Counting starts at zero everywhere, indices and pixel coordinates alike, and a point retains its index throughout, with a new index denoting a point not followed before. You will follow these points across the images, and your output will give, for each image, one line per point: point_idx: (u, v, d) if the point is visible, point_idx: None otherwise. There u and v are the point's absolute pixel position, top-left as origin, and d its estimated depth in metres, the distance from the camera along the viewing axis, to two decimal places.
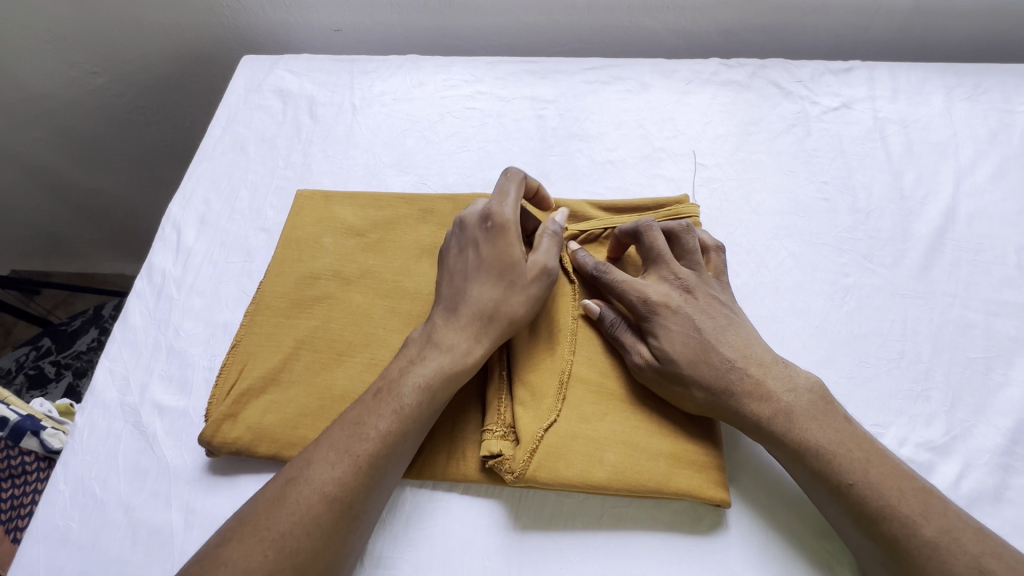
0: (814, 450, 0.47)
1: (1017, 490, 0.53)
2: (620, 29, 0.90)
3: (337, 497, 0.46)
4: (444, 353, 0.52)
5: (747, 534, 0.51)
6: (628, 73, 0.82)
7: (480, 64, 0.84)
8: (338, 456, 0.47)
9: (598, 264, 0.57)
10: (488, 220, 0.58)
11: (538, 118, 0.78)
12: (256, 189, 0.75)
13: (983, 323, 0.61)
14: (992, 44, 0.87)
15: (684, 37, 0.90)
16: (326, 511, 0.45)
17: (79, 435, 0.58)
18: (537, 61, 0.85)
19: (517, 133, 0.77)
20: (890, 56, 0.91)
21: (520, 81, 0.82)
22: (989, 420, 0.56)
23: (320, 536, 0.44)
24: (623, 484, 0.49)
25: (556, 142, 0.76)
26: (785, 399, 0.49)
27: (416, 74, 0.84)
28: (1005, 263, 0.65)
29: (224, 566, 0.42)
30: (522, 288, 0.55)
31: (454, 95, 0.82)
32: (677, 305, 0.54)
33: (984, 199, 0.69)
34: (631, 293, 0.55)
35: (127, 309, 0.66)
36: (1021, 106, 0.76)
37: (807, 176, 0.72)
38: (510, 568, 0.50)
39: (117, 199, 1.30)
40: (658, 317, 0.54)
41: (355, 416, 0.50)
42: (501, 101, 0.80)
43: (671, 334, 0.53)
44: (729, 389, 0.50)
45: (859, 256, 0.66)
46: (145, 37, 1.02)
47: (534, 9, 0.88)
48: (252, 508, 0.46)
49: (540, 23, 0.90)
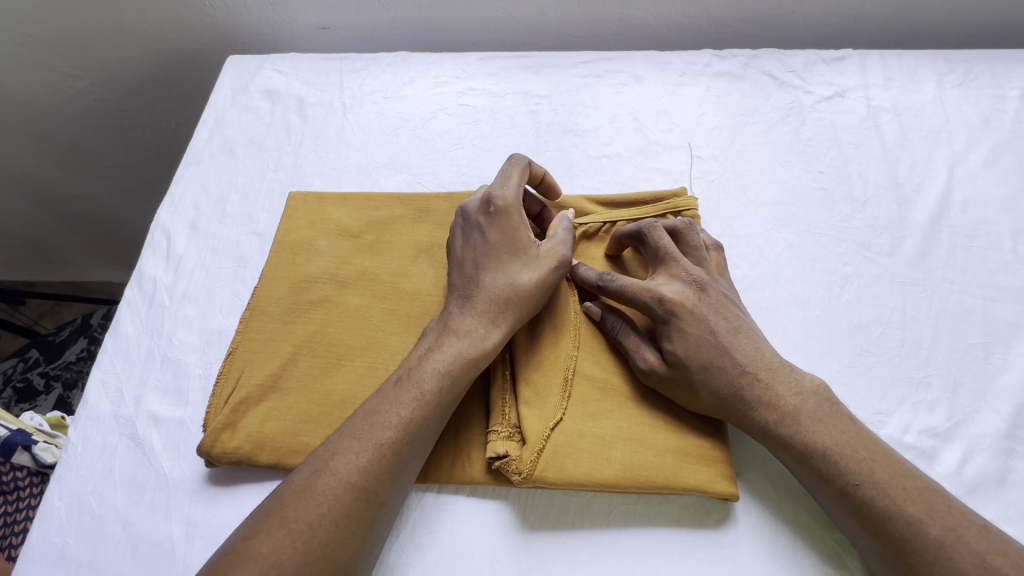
0: (821, 452, 0.47)
1: (1019, 474, 0.53)
2: (611, 22, 0.89)
3: (363, 486, 0.45)
4: (462, 339, 0.52)
5: (755, 527, 0.51)
6: (621, 66, 0.82)
7: (471, 60, 0.83)
8: (361, 445, 0.47)
9: (602, 275, 0.56)
10: (490, 205, 0.57)
11: (532, 113, 0.78)
12: (247, 193, 0.73)
13: (981, 309, 0.62)
14: (980, 30, 0.88)
15: (676, 29, 0.90)
16: (353, 500, 0.45)
17: (73, 449, 0.57)
18: (529, 56, 0.84)
19: (512, 129, 0.76)
20: (880, 44, 0.91)
21: (512, 77, 0.81)
22: (990, 405, 0.56)
23: (347, 525, 0.44)
24: (631, 481, 0.49)
25: (551, 137, 0.75)
26: (793, 403, 0.49)
27: (406, 71, 0.83)
28: (1001, 248, 0.65)
29: (251, 560, 0.41)
30: (533, 269, 0.55)
31: (446, 92, 0.81)
32: (693, 305, 0.53)
33: (978, 185, 0.69)
34: (645, 294, 0.53)
35: (118, 318, 0.64)
36: (1011, 91, 0.76)
37: (803, 166, 0.72)
38: (519, 569, 0.49)
39: (102, 205, 1.27)
40: (674, 318, 0.52)
41: (376, 404, 0.49)
42: (494, 97, 0.79)
43: (686, 337, 0.52)
44: (740, 394, 0.50)
45: (856, 245, 0.66)
46: (126, 39, 1.00)
47: (524, 4, 0.87)
48: (273, 500, 0.45)
49: (531, 17, 0.89)
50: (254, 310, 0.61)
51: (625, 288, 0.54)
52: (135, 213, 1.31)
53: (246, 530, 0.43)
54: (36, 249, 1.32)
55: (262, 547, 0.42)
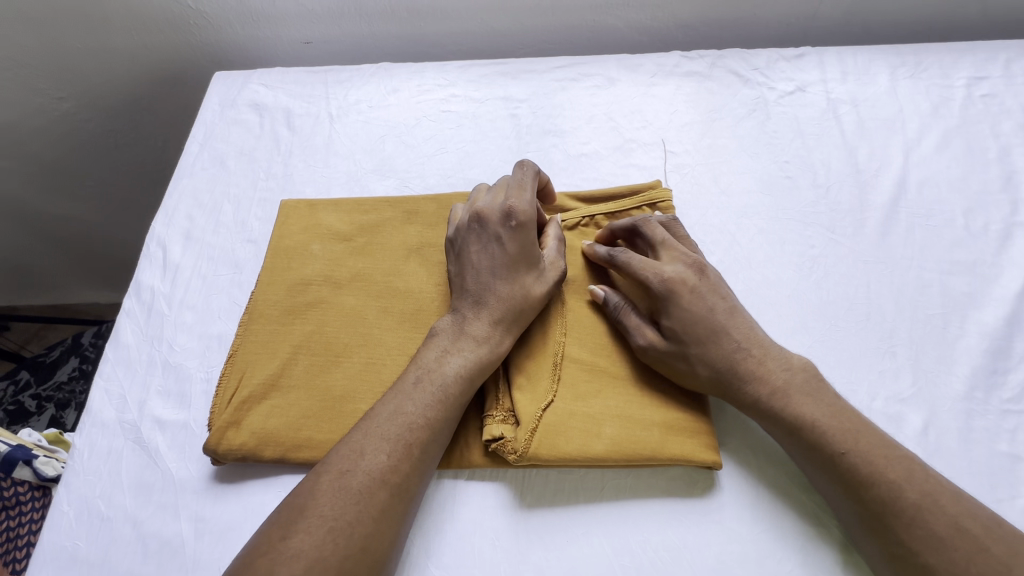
0: (809, 423, 0.51)
1: (979, 432, 0.57)
2: (584, 29, 0.94)
3: (393, 482, 0.48)
4: (478, 343, 0.55)
5: (740, 493, 0.54)
6: (595, 69, 0.86)
7: (452, 68, 0.87)
8: (386, 442, 0.49)
9: (610, 250, 0.60)
10: (511, 218, 0.58)
11: (512, 117, 0.81)
12: (240, 203, 0.75)
13: (939, 282, 0.66)
14: (928, 25, 0.93)
15: (646, 33, 0.94)
16: (385, 496, 0.47)
17: (79, 455, 0.58)
18: (508, 62, 0.87)
19: (494, 132, 0.80)
20: (838, 41, 0.96)
21: (492, 83, 0.85)
22: (950, 370, 0.60)
23: (383, 519, 0.46)
24: (621, 454, 0.52)
25: (532, 138, 0.79)
26: (782, 377, 0.53)
27: (390, 81, 0.86)
28: (955, 226, 0.70)
29: (292, 554, 0.43)
30: (544, 280, 0.58)
31: (430, 99, 0.84)
32: (693, 284, 0.56)
33: (932, 168, 0.74)
34: (647, 272, 0.57)
35: (117, 328, 0.66)
36: (957, 80, 0.81)
37: (770, 157, 0.76)
38: (519, 545, 0.52)
39: (89, 225, 1.28)
40: (674, 295, 0.56)
41: (397, 403, 0.51)
42: (476, 102, 0.83)
43: (684, 313, 0.55)
44: (735, 369, 0.54)
45: (822, 228, 0.70)
46: (111, 60, 1.02)
47: (501, 14, 0.91)
48: (303, 498, 0.47)
49: (507, 26, 0.93)
50: (254, 314, 0.63)
51: (630, 262, 0.58)
52: (123, 232, 1.32)
53: (280, 530, 0.45)
54: (23, 271, 1.32)
55: (302, 544, 0.43)
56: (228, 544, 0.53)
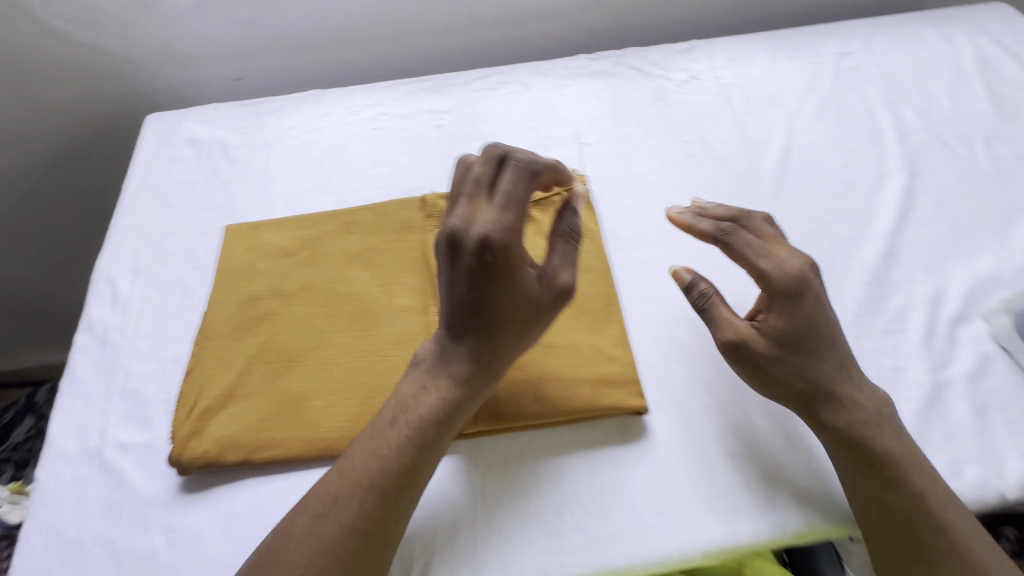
0: (886, 457, 0.53)
1: (868, 352, 0.65)
2: (498, 42, 1.01)
3: (365, 527, 0.50)
4: (449, 385, 0.56)
5: (666, 433, 0.60)
6: (511, 77, 0.93)
7: (379, 89, 0.93)
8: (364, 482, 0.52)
9: (721, 229, 0.61)
10: (489, 248, 0.53)
11: (438, 127, 0.87)
12: (184, 233, 0.78)
13: (824, 229, 0.75)
14: (800, 14, 1.06)
15: (554, 42, 1.03)
16: (358, 541, 0.50)
17: (44, 488, 0.60)
18: (430, 79, 0.94)
19: (422, 143, 0.86)
20: (728, 32, 1.07)
21: (417, 99, 0.91)
22: (843, 301, 0.69)
23: (354, 563, 0.49)
24: (559, 411, 0.59)
25: (456, 145, 0.85)
26: (869, 404, 0.56)
27: (321, 106, 0.91)
28: (834, 180, 0.79)
29: None
30: (534, 314, 0.56)
31: (359, 119, 0.89)
32: (811, 282, 0.57)
33: (812, 134, 0.84)
34: (761, 262, 0.58)
35: (72, 363, 0.68)
36: (826, 57, 0.93)
37: (674, 139, 0.85)
38: (472, 506, 0.57)
39: (34, 282, 1.26)
40: (780, 301, 0.57)
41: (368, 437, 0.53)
42: (403, 118, 0.89)
43: (781, 317, 0.57)
44: (830, 387, 0.56)
45: (721, 195, 0.79)
46: (43, 114, 1.03)
47: (419, 36, 0.98)
48: (276, 541, 0.50)
49: (427, 46, 1.00)
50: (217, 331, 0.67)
51: (738, 248, 0.60)
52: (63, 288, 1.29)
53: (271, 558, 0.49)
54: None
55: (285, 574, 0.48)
56: (201, 549, 0.55)
